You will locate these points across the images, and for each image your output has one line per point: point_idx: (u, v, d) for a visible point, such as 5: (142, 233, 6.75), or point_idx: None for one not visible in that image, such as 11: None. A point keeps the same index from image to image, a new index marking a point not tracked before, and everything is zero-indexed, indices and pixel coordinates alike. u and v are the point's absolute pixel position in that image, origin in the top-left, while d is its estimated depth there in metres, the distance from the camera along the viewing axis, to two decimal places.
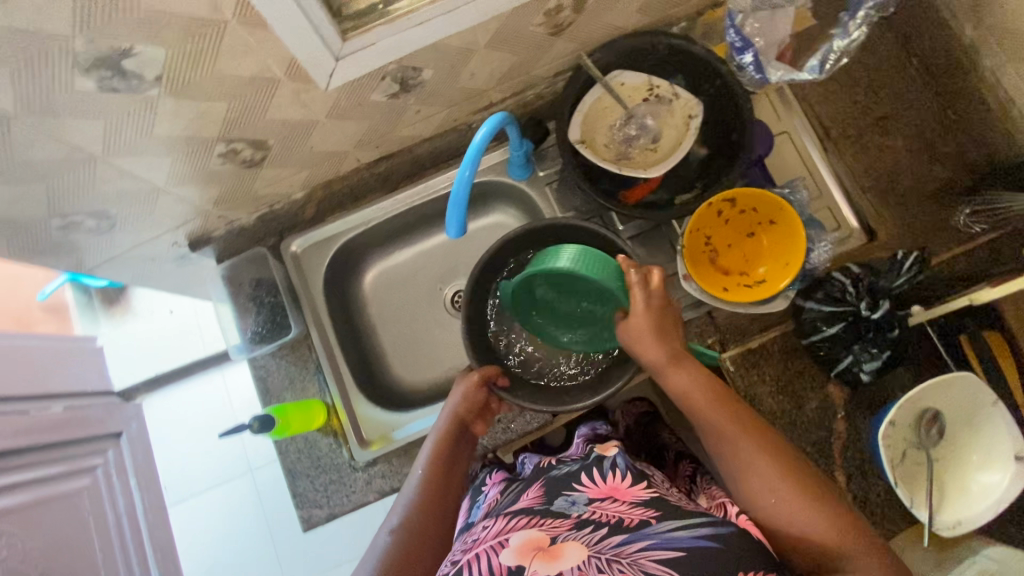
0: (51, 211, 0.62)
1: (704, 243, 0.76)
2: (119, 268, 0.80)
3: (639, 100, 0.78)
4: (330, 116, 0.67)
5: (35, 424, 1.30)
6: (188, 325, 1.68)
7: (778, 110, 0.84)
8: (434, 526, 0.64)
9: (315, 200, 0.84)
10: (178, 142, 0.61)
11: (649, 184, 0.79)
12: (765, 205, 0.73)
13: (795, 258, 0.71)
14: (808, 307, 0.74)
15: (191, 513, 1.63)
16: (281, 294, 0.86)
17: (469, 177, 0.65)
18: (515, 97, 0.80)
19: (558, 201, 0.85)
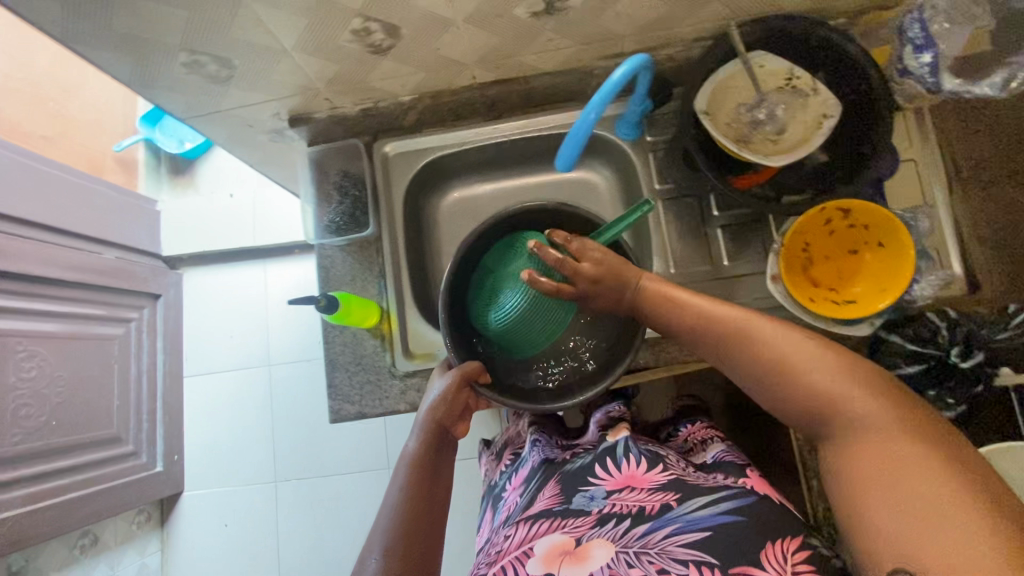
0: (181, 44, 0.62)
1: (802, 248, 0.73)
2: (219, 125, 0.81)
3: (774, 87, 0.74)
4: (468, 21, 0.65)
5: (87, 264, 1.38)
6: (243, 213, 1.69)
7: (913, 135, 0.77)
8: (420, 535, 0.59)
9: (420, 108, 0.83)
10: (320, 6, 0.60)
11: (760, 174, 0.76)
12: (879, 224, 0.69)
13: (896, 286, 0.67)
14: (892, 341, 0.71)
15: (202, 387, 1.65)
16: (367, 192, 0.86)
17: (594, 119, 0.59)
18: (647, 52, 0.77)
19: (658, 171, 0.82)
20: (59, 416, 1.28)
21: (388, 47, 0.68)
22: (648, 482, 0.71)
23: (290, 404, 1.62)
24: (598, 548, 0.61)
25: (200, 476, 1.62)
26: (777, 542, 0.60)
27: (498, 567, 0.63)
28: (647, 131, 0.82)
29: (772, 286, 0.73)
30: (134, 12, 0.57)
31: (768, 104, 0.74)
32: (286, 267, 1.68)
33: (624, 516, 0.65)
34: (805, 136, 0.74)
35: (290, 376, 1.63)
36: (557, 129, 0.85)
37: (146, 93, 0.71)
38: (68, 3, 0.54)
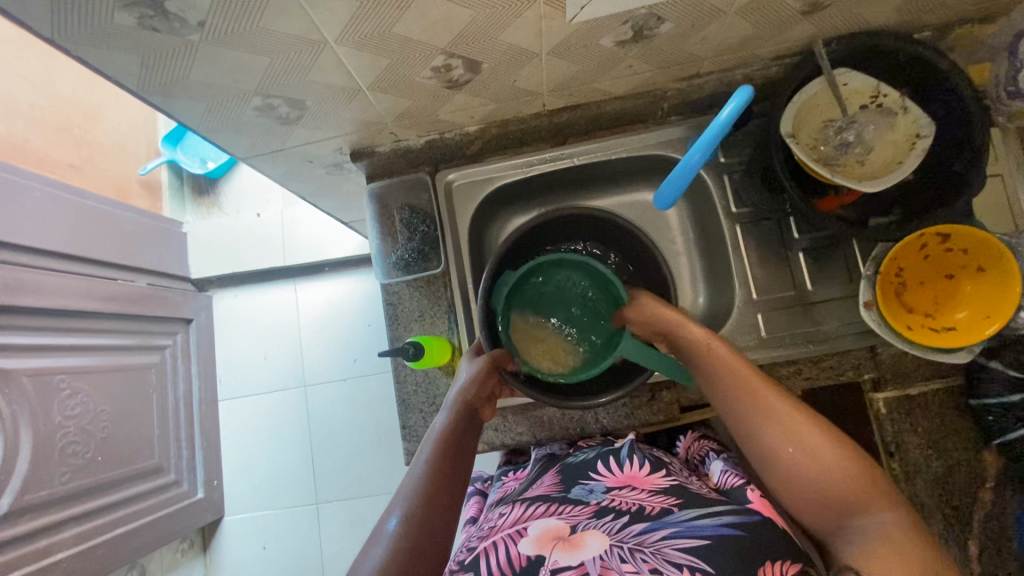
0: (257, 88, 0.59)
1: (894, 274, 0.71)
2: (279, 162, 0.78)
3: (859, 106, 0.71)
4: (551, 52, 0.63)
5: (122, 292, 1.33)
6: (270, 232, 1.64)
7: (997, 149, 0.76)
8: (441, 507, 0.55)
9: (485, 137, 0.80)
10: (405, 46, 0.57)
11: (845, 197, 0.72)
12: (978, 249, 0.67)
13: (1001, 313, 0.65)
14: (993, 368, 0.68)
15: (238, 411, 1.63)
16: (434, 227, 0.85)
17: (700, 160, 0.64)
18: (723, 73, 0.74)
19: (733, 194, 0.80)
20: (104, 451, 1.25)
21: (465, 81, 0.65)
22: (648, 485, 0.71)
23: (328, 426, 1.59)
24: (592, 538, 0.60)
25: (241, 501, 1.59)
26: (775, 561, 0.55)
27: (488, 543, 0.65)
28: (720, 152, 0.80)
29: (864, 312, 0.71)
30: (215, 61, 0.54)
31: (853, 125, 0.71)
32: (317, 286, 1.65)
33: (622, 513, 0.65)
34: (894, 157, 0.71)
35: (327, 396, 1.60)
36: (624, 153, 0.83)
37: (211, 136, 0.68)
38: (150, 53, 0.51)
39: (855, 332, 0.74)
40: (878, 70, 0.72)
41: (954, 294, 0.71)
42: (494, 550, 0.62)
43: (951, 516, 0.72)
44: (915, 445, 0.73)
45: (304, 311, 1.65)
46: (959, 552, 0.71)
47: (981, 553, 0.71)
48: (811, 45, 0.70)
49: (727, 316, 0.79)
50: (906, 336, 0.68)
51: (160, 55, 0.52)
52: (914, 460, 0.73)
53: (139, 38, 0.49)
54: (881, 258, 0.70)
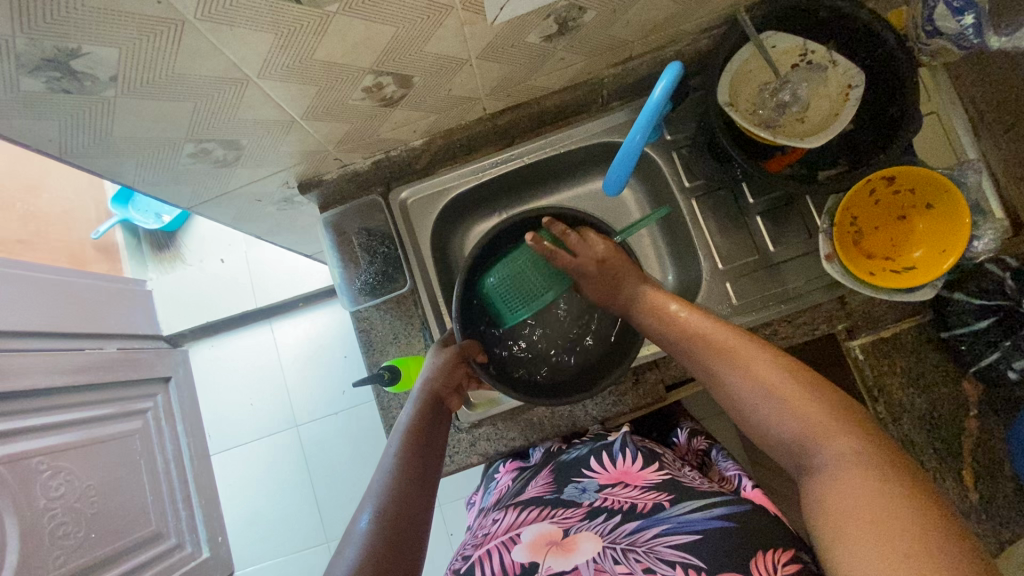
0: (189, 133, 0.58)
1: (851, 223, 0.72)
2: (227, 206, 0.77)
3: (790, 65, 0.72)
4: (480, 56, 0.62)
5: (91, 361, 1.24)
6: (236, 276, 1.62)
7: (927, 90, 0.79)
8: (415, 498, 0.59)
9: (431, 150, 0.80)
10: (331, 71, 0.56)
11: (790, 155, 0.75)
12: (925, 186, 0.69)
13: (955, 245, 0.67)
14: (954, 300, 0.70)
15: (232, 462, 1.60)
16: (395, 245, 0.84)
17: (642, 141, 0.64)
18: (654, 53, 0.75)
19: (685, 168, 0.81)
20: (97, 527, 1.14)
21: (399, 96, 0.65)
22: (641, 479, 0.71)
23: (326, 462, 1.56)
24: (585, 541, 0.61)
25: (249, 553, 1.55)
26: (767, 550, 0.56)
27: (483, 552, 0.65)
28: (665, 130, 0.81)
29: (828, 266, 0.72)
30: (138, 113, 0.52)
31: (785, 85, 0.72)
32: (294, 322, 1.63)
33: (615, 512, 0.66)
34: (832, 109, 0.72)
35: (320, 433, 1.57)
36: (571, 146, 0.83)
37: (150, 190, 0.66)
38: (66, 108, 0.49)
39: (821, 285, 0.75)
40: (800, 29, 0.73)
41: (910, 233, 0.72)
42: (489, 559, 0.63)
43: (941, 450, 0.73)
44: (897, 386, 0.74)
45: (284, 351, 1.62)
46: (957, 483, 0.72)
47: (976, 482, 0.72)
48: (734, 14, 0.72)
49: (697, 289, 0.80)
50: (870, 282, 0.69)
51: (78, 112, 0.50)
52: (898, 401, 0.74)
53: (51, 101, 0.47)
54: (836, 210, 0.72)
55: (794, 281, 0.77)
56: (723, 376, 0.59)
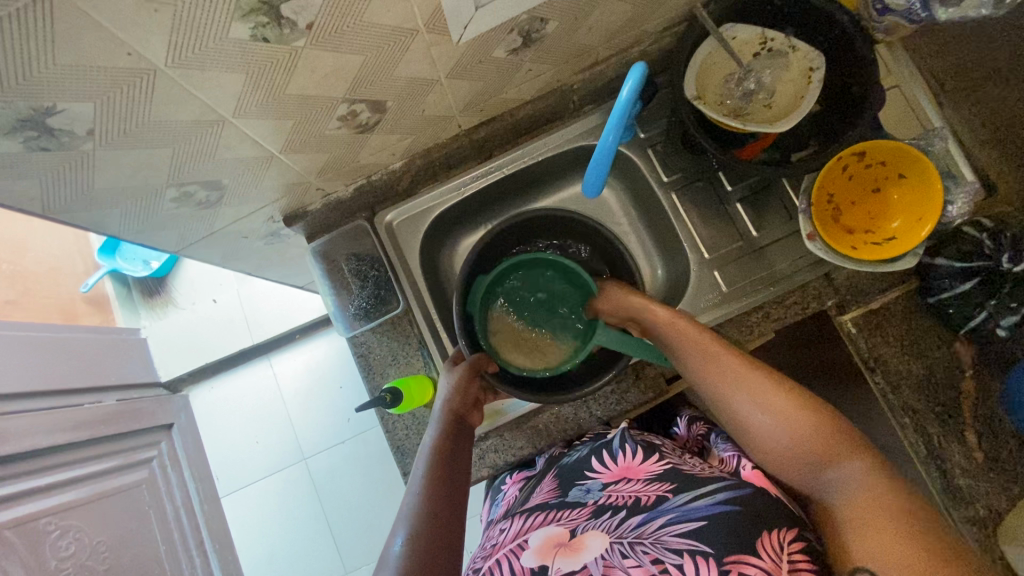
0: (170, 179, 0.58)
1: (828, 200, 0.74)
2: (215, 246, 0.77)
3: (751, 54, 0.74)
4: (450, 76, 0.64)
5: (91, 416, 1.22)
6: (231, 315, 1.63)
7: (887, 64, 0.81)
8: (446, 517, 0.59)
9: (411, 171, 0.81)
10: (305, 104, 0.57)
11: (762, 141, 0.76)
12: (895, 158, 0.71)
13: (931, 211, 0.68)
14: (939, 264, 0.71)
15: (243, 504, 1.58)
16: (385, 268, 0.84)
17: (615, 141, 0.66)
18: (619, 55, 0.77)
19: (661, 163, 0.82)
20: None
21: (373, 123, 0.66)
22: (643, 473, 0.71)
23: (338, 493, 1.55)
24: (592, 539, 0.61)
25: None
26: (773, 530, 0.57)
27: (493, 561, 0.65)
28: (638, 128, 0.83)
29: (810, 244, 0.72)
30: (118, 164, 0.53)
31: (754, 71, 0.74)
32: (292, 355, 1.62)
33: (620, 508, 0.66)
34: (800, 92, 0.74)
35: (329, 464, 1.56)
36: (548, 153, 0.85)
37: (136, 238, 0.67)
38: (45, 165, 0.49)
39: (806, 263, 0.77)
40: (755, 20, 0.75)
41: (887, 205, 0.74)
42: (500, 567, 0.63)
43: (942, 413, 0.74)
44: (892, 355, 0.75)
45: (285, 385, 1.62)
46: (961, 444, 0.73)
47: (979, 440, 0.73)
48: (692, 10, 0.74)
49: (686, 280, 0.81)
50: (853, 256, 0.71)
51: (57, 169, 0.50)
52: (895, 369, 0.74)
53: (31, 161, 0.48)
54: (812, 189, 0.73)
55: (779, 262, 0.78)
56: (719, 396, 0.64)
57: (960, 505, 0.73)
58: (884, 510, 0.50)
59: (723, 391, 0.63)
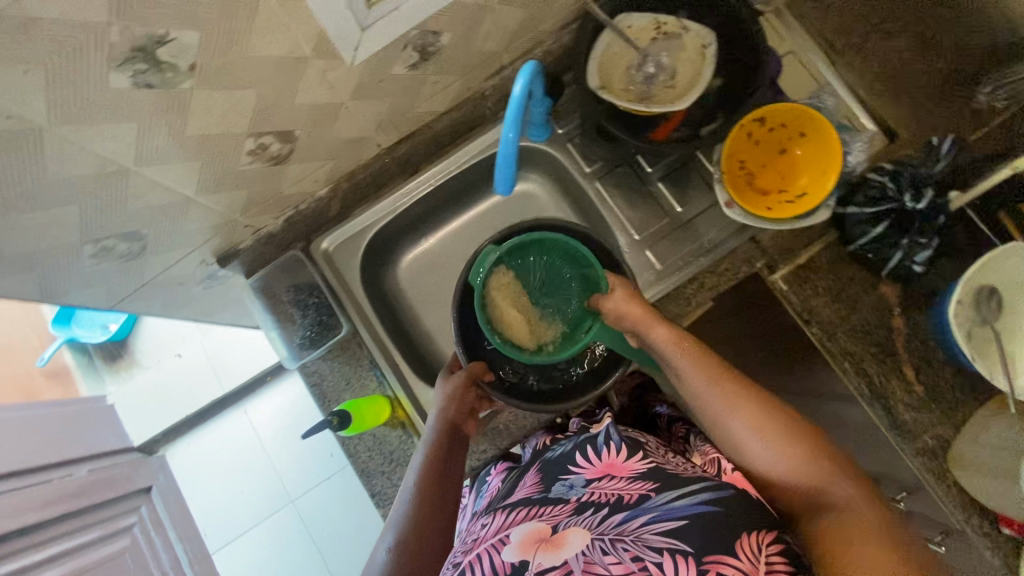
0: (84, 236, 0.59)
1: (739, 166, 0.78)
2: (150, 297, 0.77)
3: (648, 40, 0.77)
4: (354, 98, 0.65)
5: (60, 491, 1.19)
6: (199, 366, 1.61)
7: (779, 33, 0.87)
8: (433, 528, 0.63)
9: (339, 195, 0.82)
10: (209, 143, 0.58)
11: (672, 120, 0.79)
12: (795, 119, 0.75)
13: (833, 164, 0.72)
14: (851, 212, 0.75)
15: (235, 557, 1.54)
16: (325, 294, 0.85)
17: (515, 138, 0.66)
18: (524, 57, 0.80)
19: (581, 155, 0.86)
20: None
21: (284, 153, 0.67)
22: (627, 470, 0.71)
23: (330, 531, 1.53)
24: (574, 536, 0.61)
25: None
26: (752, 532, 0.59)
27: (472, 555, 0.63)
28: (557, 125, 0.86)
29: (729, 212, 0.76)
30: (24, 226, 0.53)
31: (655, 57, 0.77)
32: (266, 399, 1.60)
33: (601, 505, 0.66)
34: (697, 69, 0.76)
35: (318, 503, 1.54)
36: (473, 159, 0.87)
37: (63, 299, 0.66)
38: None
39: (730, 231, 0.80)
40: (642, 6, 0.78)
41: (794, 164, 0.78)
42: (481, 557, 0.62)
43: (878, 353, 0.76)
44: (824, 304, 0.77)
45: (262, 430, 1.59)
46: (900, 381, 0.75)
47: (918, 374, 0.75)
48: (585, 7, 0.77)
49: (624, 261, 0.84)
50: (767, 216, 0.74)
51: None
52: (829, 317, 0.77)
53: None
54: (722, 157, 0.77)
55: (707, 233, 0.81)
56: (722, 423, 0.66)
57: (908, 438, 0.74)
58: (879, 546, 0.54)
59: (715, 415, 0.66)
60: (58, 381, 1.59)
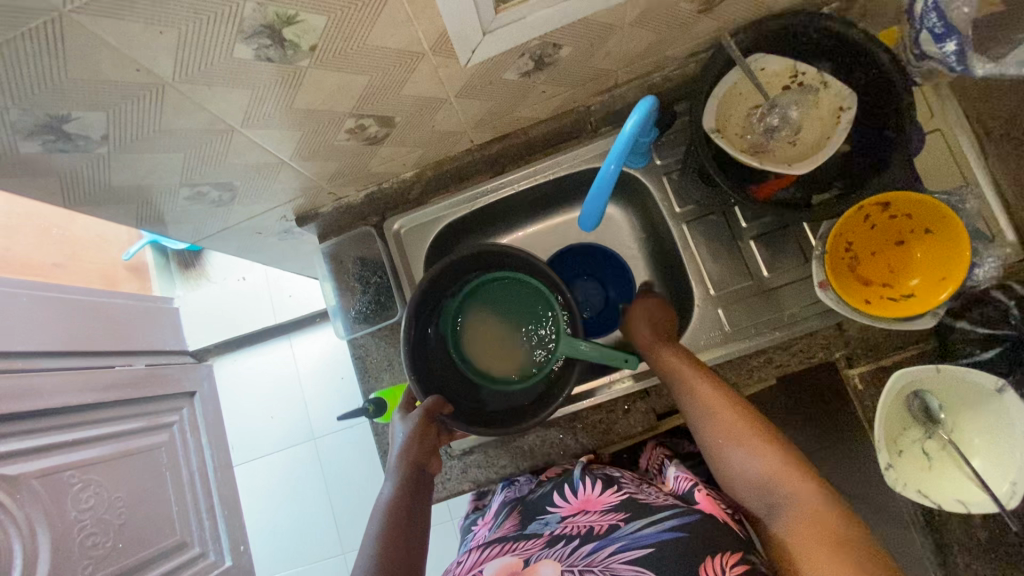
0: (379, 67, 0.65)
1: (846, 248, 0.85)
2: (306, 205, 0.95)
3: (829, 105, 0.84)
4: (498, 82, 0.77)
5: (118, 378, 1.46)
6: (260, 296, 2.03)
7: None
8: (401, 544, 0.73)
9: (455, 161, 0.97)
10: (448, 34, 0.64)
11: (782, 180, 0.87)
12: (921, 211, 0.79)
13: (954, 272, 0.77)
14: (958, 326, 0.82)
15: (289, 457, 2.00)
16: (422, 223, 1.01)
17: (614, 167, 0.75)
18: (595, 86, 0.88)
19: (769, 259, 0.93)
20: (123, 538, 1.33)
21: None
22: (601, 505, 0.82)
23: (338, 475, 1.97)
24: (545, 568, 0.72)
25: (314, 519, 1.95)
26: (716, 556, 0.67)
27: None
28: (657, 155, 0.97)
29: (820, 292, 0.84)
30: (301, 74, 0.62)
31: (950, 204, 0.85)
32: (309, 339, 2.06)
33: (573, 537, 0.77)
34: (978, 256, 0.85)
35: (335, 445, 1.98)
36: (559, 172, 1.01)
37: (299, 168, 0.82)
38: (188, 31, 0.51)
39: (869, 358, 0.88)
40: (980, 119, 0.88)
41: (909, 258, 0.83)
42: None
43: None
44: None
45: (302, 360, 2.05)
46: None
47: None
48: (733, 44, 0.83)
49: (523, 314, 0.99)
50: (867, 309, 0.81)
51: (198, 49, 0.53)
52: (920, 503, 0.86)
53: None
54: (829, 234, 0.84)
55: (895, 402, 0.82)
56: (712, 439, 0.78)
57: None
58: (830, 532, 0.63)
59: (716, 420, 0.78)
60: (139, 276, 2.01)
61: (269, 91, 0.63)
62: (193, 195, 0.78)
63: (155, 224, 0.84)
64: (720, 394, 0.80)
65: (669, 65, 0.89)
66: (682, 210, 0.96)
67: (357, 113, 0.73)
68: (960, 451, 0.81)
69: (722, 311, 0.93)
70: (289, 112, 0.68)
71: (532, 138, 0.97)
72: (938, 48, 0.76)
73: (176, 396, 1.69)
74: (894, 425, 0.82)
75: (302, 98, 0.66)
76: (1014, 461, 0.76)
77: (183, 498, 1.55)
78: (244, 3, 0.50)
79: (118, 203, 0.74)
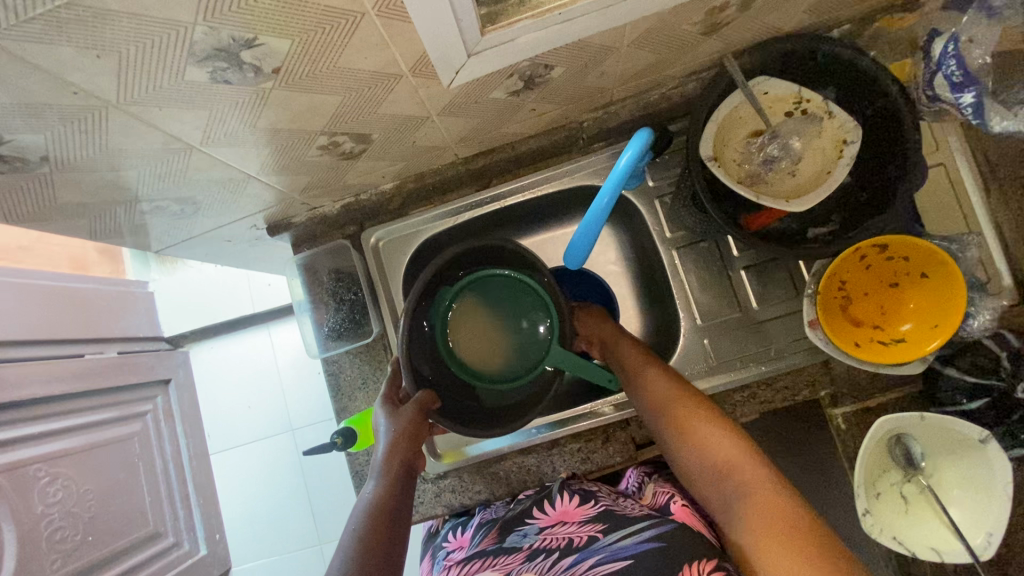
0: (354, 87, 0.60)
1: (838, 287, 0.82)
2: (278, 215, 0.89)
3: (830, 137, 0.80)
4: (485, 100, 0.72)
5: (91, 368, 1.41)
6: (239, 283, 1.97)
7: None
8: (384, 546, 0.68)
9: (438, 174, 0.92)
10: (428, 56, 0.58)
11: (775, 212, 0.84)
12: (918, 256, 0.77)
13: (948, 322, 0.75)
14: (948, 373, 0.80)
15: (266, 448, 1.98)
16: (400, 235, 0.97)
17: (608, 203, 0.76)
18: (589, 103, 0.83)
19: (758, 291, 0.90)
20: (93, 530, 1.29)
21: None
22: (579, 517, 0.81)
23: (317, 467, 1.95)
24: None
25: (291, 510, 1.94)
26: (693, 561, 0.66)
27: None
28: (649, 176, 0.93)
29: (811, 332, 0.81)
30: (265, 93, 0.56)
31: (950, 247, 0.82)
32: (289, 329, 2.01)
33: (552, 550, 0.76)
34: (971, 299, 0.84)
35: (314, 437, 1.96)
36: (547, 188, 0.96)
37: (269, 181, 0.77)
38: (129, 50, 0.45)
39: (852, 397, 0.87)
40: (985, 154, 0.85)
41: (902, 301, 0.81)
42: None
43: None
44: None
45: (281, 350, 2.00)
46: None
47: None
48: (736, 67, 0.77)
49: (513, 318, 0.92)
50: (856, 353, 0.78)
51: (144, 67, 0.47)
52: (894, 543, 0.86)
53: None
54: (822, 273, 0.81)
55: (878, 446, 0.81)
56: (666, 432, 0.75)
57: None
58: (783, 517, 0.59)
59: (669, 410, 0.75)
60: (110, 259, 1.93)
61: (230, 110, 0.57)
62: (152, 208, 0.73)
63: (114, 235, 0.78)
64: (676, 385, 0.77)
65: (667, 83, 0.84)
66: (673, 235, 0.93)
67: (330, 131, 0.67)
68: (937, 496, 0.80)
69: (708, 342, 0.90)
70: (255, 131, 0.63)
71: (519, 152, 0.92)
72: (954, 96, 0.74)
73: (150, 383, 1.63)
74: (875, 467, 0.81)
75: (268, 117, 0.61)
76: (989, 510, 0.76)
77: (156, 488, 1.51)
78: (194, 26, 0.44)
79: (66, 216, 0.68)
